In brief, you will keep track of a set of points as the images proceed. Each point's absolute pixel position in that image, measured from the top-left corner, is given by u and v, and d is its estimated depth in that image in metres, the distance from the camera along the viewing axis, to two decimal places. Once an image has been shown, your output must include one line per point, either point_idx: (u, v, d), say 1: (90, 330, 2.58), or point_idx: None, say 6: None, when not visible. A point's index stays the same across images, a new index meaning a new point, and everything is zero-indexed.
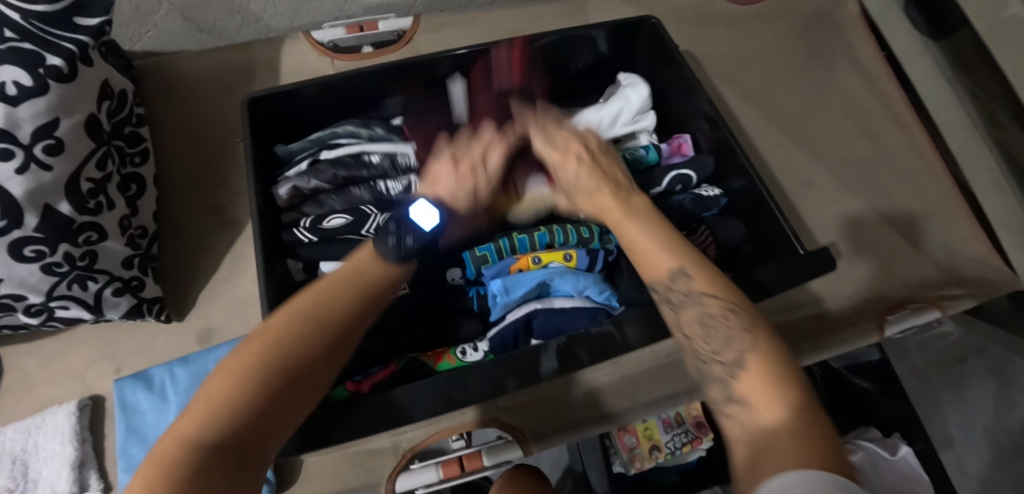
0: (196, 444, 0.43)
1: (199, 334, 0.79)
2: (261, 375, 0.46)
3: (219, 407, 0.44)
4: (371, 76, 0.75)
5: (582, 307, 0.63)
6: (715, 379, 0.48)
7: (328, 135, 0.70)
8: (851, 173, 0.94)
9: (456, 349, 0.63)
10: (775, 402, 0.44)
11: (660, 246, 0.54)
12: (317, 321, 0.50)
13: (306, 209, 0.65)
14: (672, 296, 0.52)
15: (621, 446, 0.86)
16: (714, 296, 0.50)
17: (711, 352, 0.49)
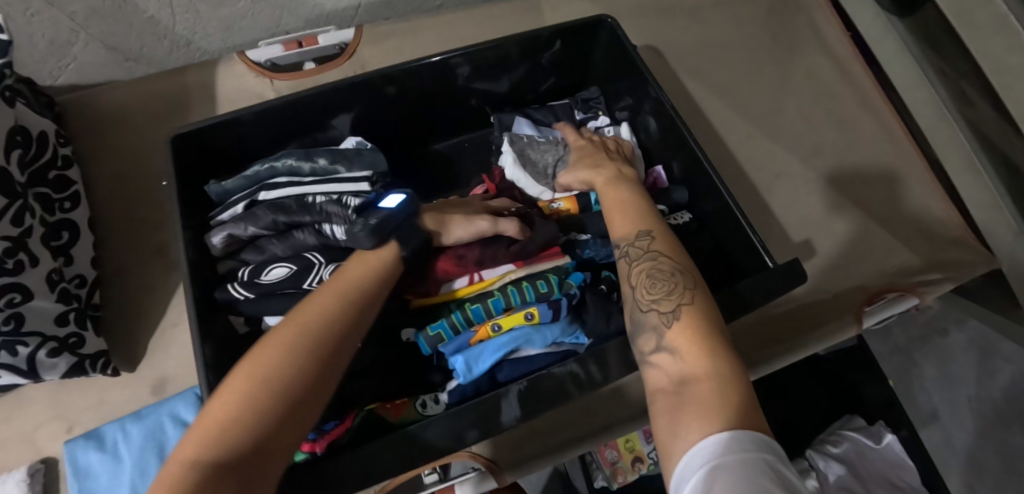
0: (195, 466, 0.42)
1: (153, 384, 0.75)
2: (256, 393, 0.46)
3: (218, 429, 0.44)
4: (312, 98, 0.70)
5: (548, 354, 0.61)
6: (650, 327, 0.51)
7: (266, 172, 0.66)
8: (822, 161, 0.92)
9: (415, 402, 0.59)
10: (700, 352, 0.47)
11: (638, 216, 0.60)
12: (305, 336, 0.50)
13: (246, 257, 0.62)
14: (630, 250, 0.57)
15: (603, 461, 0.84)
16: (667, 255, 0.55)
17: (650, 301, 0.52)
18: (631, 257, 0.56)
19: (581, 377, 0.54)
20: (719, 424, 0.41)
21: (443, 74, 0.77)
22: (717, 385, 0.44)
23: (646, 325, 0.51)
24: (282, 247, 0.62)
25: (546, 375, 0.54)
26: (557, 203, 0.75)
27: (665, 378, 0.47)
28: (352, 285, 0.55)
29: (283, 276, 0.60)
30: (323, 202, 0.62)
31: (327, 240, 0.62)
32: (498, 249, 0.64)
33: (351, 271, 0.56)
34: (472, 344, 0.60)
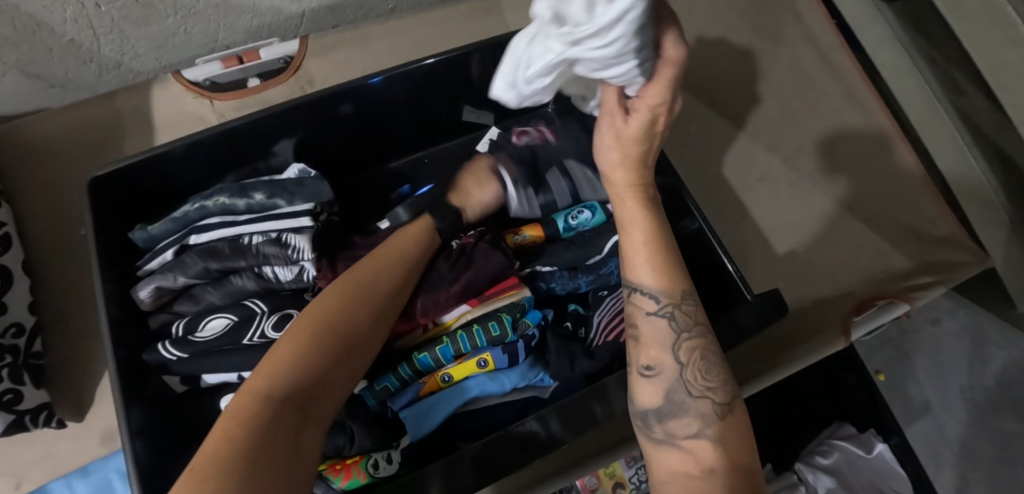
0: (265, 402, 0.43)
1: (104, 434, 0.70)
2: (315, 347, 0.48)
3: (286, 369, 0.45)
4: (249, 127, 0.64)
5: (511, 400, 0.60)
6: (689, 408, 0.47)
7: (196, 212, 0.61)
8: (806, 161, 0.86)
9: (366, 462, 0.53)
10: (734, 454, 0.45)
11: (669, 258, 0.53)
12: (355, 299, 0.53)
13: (180, 308, 0.58)
14: (672, 312, 0.51)
15: (581, 487, 0.78)
16: (688, 335, 0.50)
17: (702, 387, 0.48)
18: (678, 323, 0.51)
19: (541, 434, 0.53)
20: None
21: (392, 92, 0.71)
22: None
23: (691, 410, 0.47)
24: (219, 296, 0.57)
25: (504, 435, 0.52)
26: (521, 234, 0.69)
27: (695, 467, 0.45)
28: (391, 260, 0.58)
29: (222, 330, 0.56)
30: (259, 243, 0.57)
31: (269, 284, 0.58)
32: (439, 294, 0.59)
33: (375, 259, 0.57)
34: (422, 397, 0.60)
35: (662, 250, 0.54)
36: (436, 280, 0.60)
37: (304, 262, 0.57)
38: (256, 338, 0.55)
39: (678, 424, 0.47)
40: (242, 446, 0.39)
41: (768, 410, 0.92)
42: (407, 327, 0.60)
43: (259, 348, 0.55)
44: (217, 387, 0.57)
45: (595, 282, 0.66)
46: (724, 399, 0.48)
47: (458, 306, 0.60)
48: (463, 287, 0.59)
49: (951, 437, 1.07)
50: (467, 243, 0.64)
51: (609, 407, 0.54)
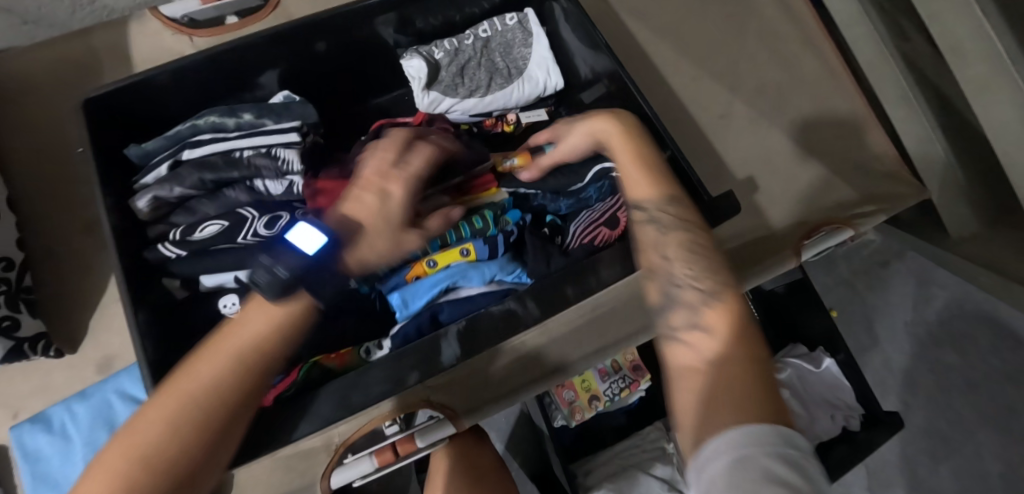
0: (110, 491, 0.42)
1: (100, 362, 0.72)
2: (167, 444, 0.44)
3: (139, 458, 0.43)
4: (232, 52, 0.65)
5: (490, 292, 0.64)
6: (683, 304, 0.51)
7: (188, 130, 0.63)
8: (766, 101, 0.91)
9: (359, 349, 0.64)
10: (730, 336, 0.48)
11: (654, 176, 0.59)
12: (220, 387, 0.47)
13: (176, 219, 0.60)
14: (660, 216, 0.56)
15: (560, 401, 0.85)
16: (672, 234, 0.55)
17: (687, 278, 0.52)
18: (662, 224, 0.56)
19: (519, 313, 0.58)
20: (747, 418, 0.41)
21: (372, 28, 0.73)
22: (743, 376, 0.44)
23: (681, 301, 0.51)
24: (214, 207, 0.61)
25: (484, 313, 0.58)
26: (510, 160, 0.73)
27: (692, 356, 0.48)
28: (259, 334, 0.49)
29: (216, 233, 0.59)
30: (251, 156, 0.61)
31: (259, 196, 0.62)
32: (423, 176, 0.63)
33: (260, 322, 0.49)
34: (409, 282, 0.64)
35: (646, 161, 0.60)
36: (420, 167, 0.65)
37: (293, 175, 0.62)
38: (251, 238, 0.59)
39: (675, 317, 0.51)
40: None
41: None
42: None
43: (256, 247, 0.58)
44: (216, 290, 0.61)
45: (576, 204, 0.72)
46: (711, 289, 0.51)
47: (438, 196, 0.65)
48: (444, 172, 0.65)
49: (895, 365, 1.17)
50: (445, 140, 0.69)
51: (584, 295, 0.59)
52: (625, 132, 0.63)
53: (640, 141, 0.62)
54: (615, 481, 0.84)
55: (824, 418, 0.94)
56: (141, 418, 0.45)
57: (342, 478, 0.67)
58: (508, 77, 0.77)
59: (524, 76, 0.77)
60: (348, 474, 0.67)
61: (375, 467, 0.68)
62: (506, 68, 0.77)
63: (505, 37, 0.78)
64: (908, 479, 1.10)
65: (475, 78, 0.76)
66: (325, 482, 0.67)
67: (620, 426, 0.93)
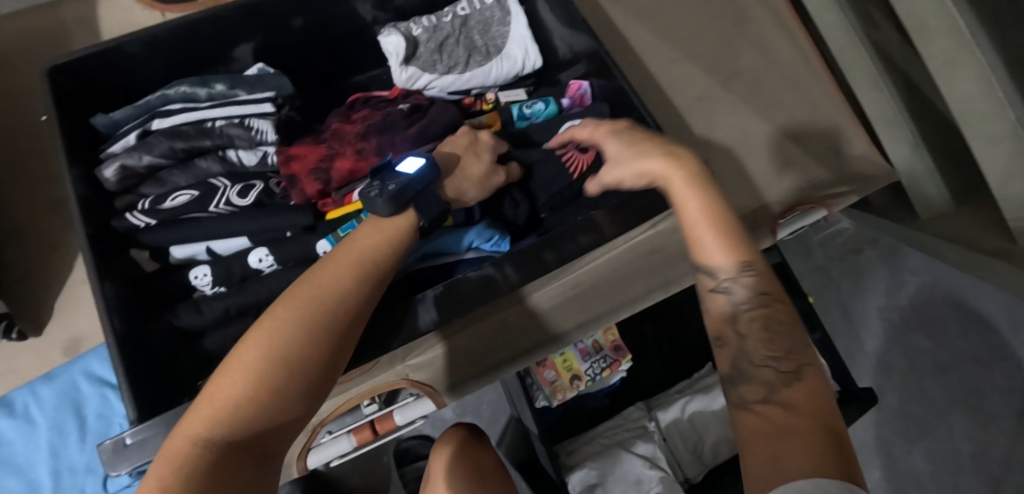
0: (204, 450, 0.41)
1: (66, 344, 0.70)
2: (275, 360, 0.44)
3: (229, 411, 0.42)
4: (205, 24, 0.65)
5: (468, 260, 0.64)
6: (759, 380, 0.48)
7: (158, 100, 0.62)
8: (741, 84, 0.92)
9: None
10: (810, 406, 0.44)
11: (731, 236, 0.54)
12: (316, 320, 0.47)
13: (145, 189, 0.59)
14: (734, 289, 0.53)
15: (542, 382, 0.85)
16: (748, 304, 0.52)
17: (766, 357, 0.49)
18: (736, 296, 0.53)
19: (496, 278, 0.57)
20: (823, 473, 0.38)
21: (349, 4, 0.72)
22: (821, 444, 0.41)
23: (758, 378, 0.48)
24: (185, 177, 0.59)
25: (460, 280, 0.57)
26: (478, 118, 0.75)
27: (762, 421, 0.45)
28: (367, 258, 0.51)
29: (186, 202, 0.57)
30: (223, 125, 0.60)
31: (233, 167, 0.61)
32: (397, 137, 0.64)
33: (378, 231, 0.53)
34: None
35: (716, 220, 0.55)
36: (395, 128, 0.65)
37: (267, 145, 0.61)
38: (223, 207, 0.58)
39: (750, 391, 0.48)
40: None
41: None
42: (363, 172, 0.61)
43: (228, 215, 0.57)
44: (187, 262, 0.59)
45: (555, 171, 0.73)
46: (791, 368, 0.48)
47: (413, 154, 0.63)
48: (420, 131, 0.65)
49: (869, 350, 1.19)
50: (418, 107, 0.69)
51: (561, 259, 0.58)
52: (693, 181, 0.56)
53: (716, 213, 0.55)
54: (599, 460, 0.85)
55: None
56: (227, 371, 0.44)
57: (319, 458, 0.66)
58: (487, 55, 0.77)
59: (503, 54, 0.77)
60: (325, 453, 0.67)
61: (354, 446, 0.68)
62: (485, 46, 0.77)
63: (483, 15, 0.78)
64: (883, 460, 1.12)
65: (454, 55, 0.76)
66: (302, 462, 0.63)
67: (602, 408, 0.93)
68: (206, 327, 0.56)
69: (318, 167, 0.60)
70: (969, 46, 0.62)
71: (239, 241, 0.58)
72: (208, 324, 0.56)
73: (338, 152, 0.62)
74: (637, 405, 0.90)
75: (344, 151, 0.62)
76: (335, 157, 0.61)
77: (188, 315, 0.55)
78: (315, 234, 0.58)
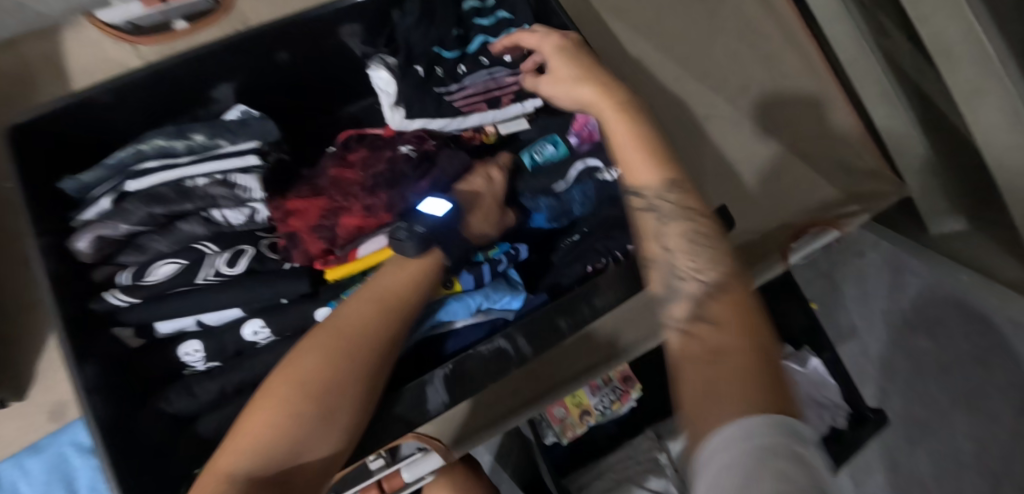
0: (228, 483, 0.43)
1: (51, 410, 0.66)
2: (308, 392, 0.46)
3: (256, 440, 0.45)
4: (181, 67, 0.59)
5: (478, 323, 0.60)
6: (686, 295, 0.48)
7: (132, 156, 0.57)
8: (751, 100, 0.85)
9: None
10: (737, 325, 0.44)
11: (648, 156, 0.56)
12: (341, 352, 0.48)
13: (125, 259, 0.54)
14: (659, 204, 0.52)
15: (551, 419, 0.84)
16: (695, 216, 0.52)
17: (690, 270, 0.49)
18: (663, 212, 0.52)
19: (510, 351, 0.54)
20: (756, 405, 0.37)
21: (337, 36, 0.67)
22: (759, 367, 0.41)
23: (683, 293, 0.48)
24: (167, 243, 0.54)
25: (472, 355, 0.54)
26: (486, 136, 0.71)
27: (696, 344, 0.44)
28: (389, 293, 0.52)
29: (172, 274, 0.53)
30: (205, 185, 0.54)
31: (219, 228, 0.56)
32: (407, 190, 0.60)
33: (404, 268, 0.54)
34: None
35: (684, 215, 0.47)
36: (405, 179, 0.61)
37: (255, 202, 0.57)
38: (212, 277, 0.53)
39: (677, 308, 0.48)
40: None
41: None
42: (372, 227, 0.58)
43: (218, 287, 0.53)
44: (175, 336, 0.55)
45: (557, 205, 0.68)
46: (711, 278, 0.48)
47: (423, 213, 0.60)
48: (430, 183, 0.61)
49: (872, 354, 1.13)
50: (427, 150, 0.65)
51: (574, 320, 0.56)
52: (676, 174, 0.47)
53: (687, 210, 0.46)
54: None
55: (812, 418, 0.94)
56: (260, 404, 0.47)
57: None
58: None
59: None
60: None
61: None
62: None
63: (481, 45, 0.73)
64: (886, 465, 1.07)
65: None
66: None
67: (612, 434, 0.92)
68: (201, 407, 0.53)
69: (324, 224, 0.57)
70: (1001, 76, 0.57)
71: (232, 312, 0.54)
72: (202, 406, 0.53)
73: (342, 207, 0.59)
74: (647, 434, 0.89)
75: (350, 206, 0.58)
76: (339, 212, 0.58)
77: (180, 399, 0.52)
78: (314, 301, 0.55)
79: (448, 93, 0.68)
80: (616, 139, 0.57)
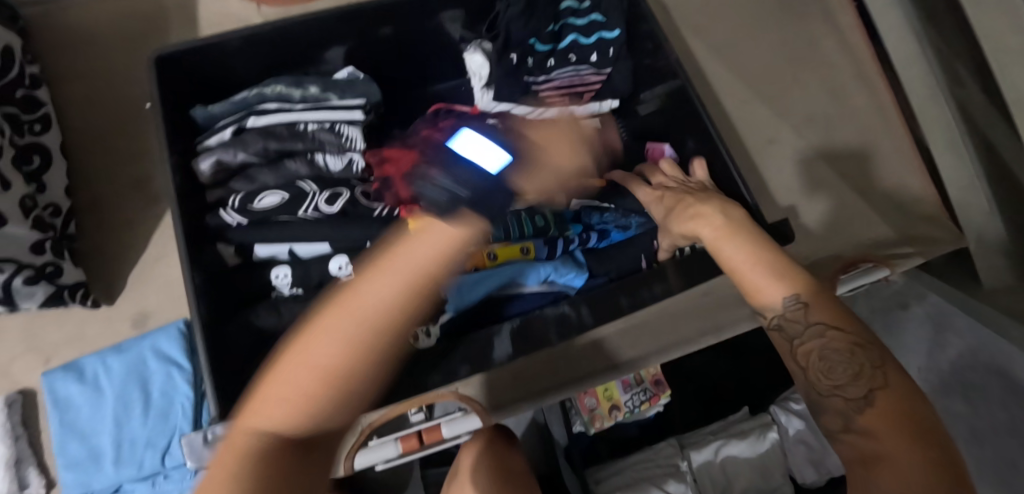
0: (259, 440, 0.34)
1: (134, 317, 0.73)
2: (371, 297, 0.44)
3: (286, 384, 0.36)
4: (302, 28, 0.66)
5: (542, 291, 0.67)
6: (833, 409, 0.48)
7: (254, 97, 0.64)
8: (816, 130, 0.87)
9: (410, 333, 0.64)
10: (884, 423, 0.44)
11: (770, 274, 0.53)
12: (395, 268, 0.46)
13: (236, 185, 0.61)
14: (789, 326, 0.51)
15: (581, 407, 0.87)
16: (837, 326, 0.49)
17: (833, 387, 0.48)
18: (793, 333, 0.51)
19: (575, 317, 0.61)
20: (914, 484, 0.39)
21: (438, 22, 0.73)
22: (914, 458, 0.40)
23: (829, 410, 0.48)
24: (273, 177, 0.61)
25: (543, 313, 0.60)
26: None
27: (856, 452, 0.44)
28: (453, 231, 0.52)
29: (276, 204, 0.59)
30: (316, 130, 0.61)
31: (320, 171, 0.62)
32: None
33: (419, 206, 0.54)
34: (470, 267, 0.66)
35: (761, 258, 0.54)
36: (490, 142, 0.68)
37: (354, 152, 0.62)
38: (311, 212, 0.60)
39: (832, 419, 0.48)
40: (260, 470, 0.34)
41: (766, 371, 0.96)
42: None
43: (315, 220, 0.59)
44: (267, 262, 0.60)
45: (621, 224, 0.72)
46: (863, 393, 0.46)
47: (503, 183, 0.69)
48: None
49: None
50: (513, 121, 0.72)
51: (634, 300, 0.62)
52: (723, 228, 0.57)
53: (740, 235, 0.55)
54: (626, 492, 0.85)
55: None
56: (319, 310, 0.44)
57: (366, 460, 0.66)
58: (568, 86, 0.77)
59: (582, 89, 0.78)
60: (372, 457, 0.67)
61: (399, 454, 0.68)
62: None
63: None
64: None
65: None
66: (346, 461, 0.64)
67: (632, 437, 0.94)
68: (276, 330, 0.58)
69: None
70: None
71: (321, 246, 0.59)
72: (281, 328, 0.58)
73: None
74: (670, 441, 0.90)
75: None
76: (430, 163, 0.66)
77: (267, 317, 0.57)
78: None
79: (535, 82, 0.74)
80: (733, 272, 0.55)
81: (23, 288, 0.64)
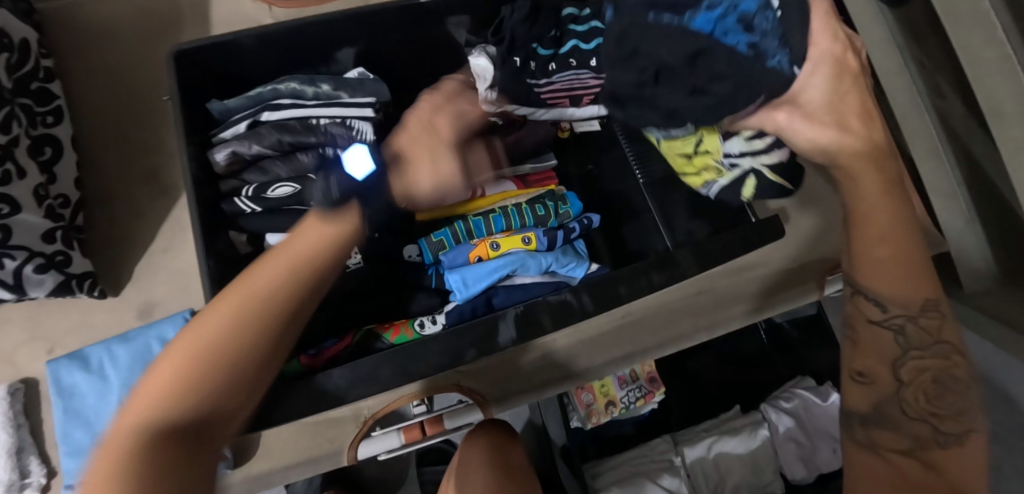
0: (133, 439, 0.44)
1: (140, 308, 0.74)
2: (263, 303, 0.50)
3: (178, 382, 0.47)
4: (313, 27, 0.68)
5: (543, 280, 0.70)
6: None
7: (269, 93, 0.67)
8: None
9: (414, 322, 0.68)
10: None
11: (917, 273, 0.55)
12: (297, 270, 0.53)
13: (249, 177, 0.65)
14: (902, 329, 0.55)
15: (578, 403, 0.89)
16: (920, 351, 0.55)
17: (921, 411, 0.54)
18: (909, 340, 0.55)
19: (574, 304, 0.64)
20: None
21: (443, 27, 0.76)
22: None
23: (904, 430, 0.54)
24: (286, 170, 0.64)
25: (543, 300, 0.63)
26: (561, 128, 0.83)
27: None
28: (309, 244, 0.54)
29: (290, 194, 0.63)
30: (328, 125, 0.64)
31: (331, 164, 0.65)
32: (490, 144, 0.72)
33: (325, 227, 0.54)
34: (473, 257, 0.68)
35: (904, 242, 0.54)
36: (492, 135, 0.72)
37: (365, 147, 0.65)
38: None
39: None
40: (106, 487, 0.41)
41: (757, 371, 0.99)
42: None
43: None
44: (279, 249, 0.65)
45: (757, 45, 0.50)
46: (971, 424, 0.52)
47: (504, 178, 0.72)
48: (512, 141, 0.73)
49: None
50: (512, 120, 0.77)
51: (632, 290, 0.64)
52: (890, 196, 0.54)
53: (903, 213, 0.54)
54: (625, 486, 0.88)
55: (825, 453, 0.93)
56: (220, 305, 0.50)
57: (369, 450, 0.68)
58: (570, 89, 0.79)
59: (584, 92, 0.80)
60: (375, 446, 0.68)
61: (402, 444, 0.69)
62: None
63: None
64: None
65: None
66: (352, 450, 0.67)
67: (627, 435, 0.96)
68: None
69: None
70: None
71: None
72: None
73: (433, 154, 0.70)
74: (663, 438, 0.93)
75: None
76: None
77: None
78: None
79: (537, 85, 0.73)
80: (881, 252, 0.55)
81: (34, 276, 0.65)
